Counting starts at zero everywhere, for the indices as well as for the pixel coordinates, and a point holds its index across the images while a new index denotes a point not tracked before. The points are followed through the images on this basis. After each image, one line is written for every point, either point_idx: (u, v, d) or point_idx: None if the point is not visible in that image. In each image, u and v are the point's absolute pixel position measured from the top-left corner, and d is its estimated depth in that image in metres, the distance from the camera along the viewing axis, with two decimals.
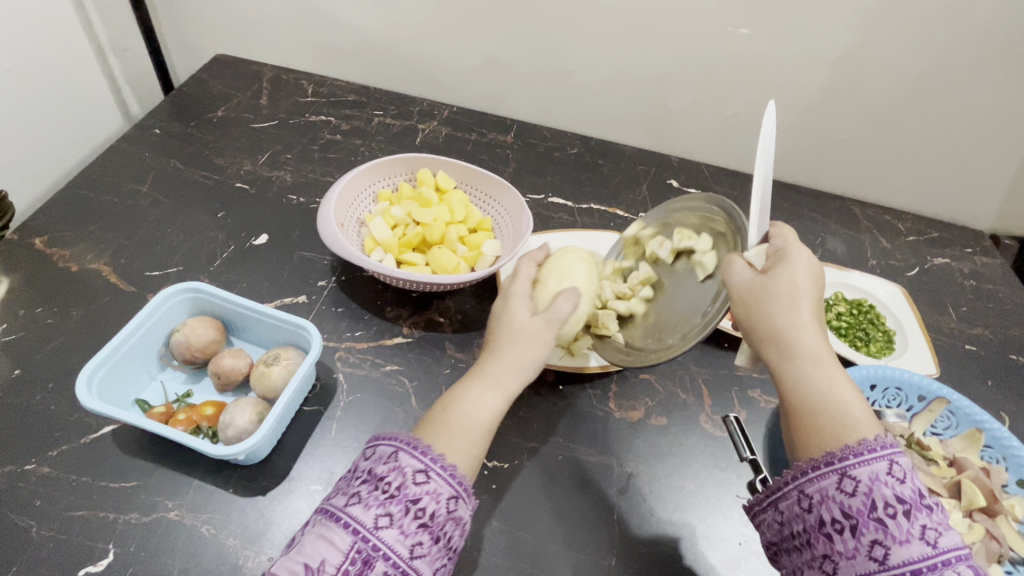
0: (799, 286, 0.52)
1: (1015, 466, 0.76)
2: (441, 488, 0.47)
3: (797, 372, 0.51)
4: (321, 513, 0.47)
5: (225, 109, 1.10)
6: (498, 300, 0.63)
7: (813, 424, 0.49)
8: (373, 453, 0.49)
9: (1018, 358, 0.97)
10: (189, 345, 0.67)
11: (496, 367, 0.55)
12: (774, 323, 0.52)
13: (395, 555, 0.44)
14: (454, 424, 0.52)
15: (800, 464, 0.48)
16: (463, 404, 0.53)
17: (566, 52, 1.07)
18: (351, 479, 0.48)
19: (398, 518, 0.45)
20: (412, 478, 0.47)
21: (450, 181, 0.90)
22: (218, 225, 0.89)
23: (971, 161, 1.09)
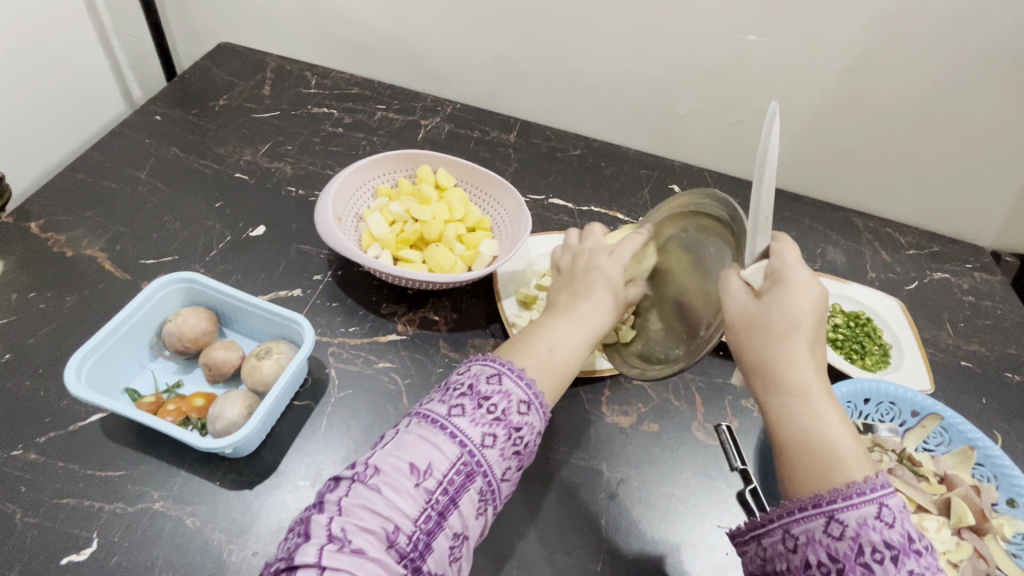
0: (795, 314, 0.50)
1: (1006, 486, 0.75)
2: (536, 423, 0.51)
3: (783, 407, 0.49)
4: (422, 419, 0.48)
5: (228, 98, 1.10)
6: (593, 261, 0.64)
7: (800, 460, 0.47)
8: (476, 369, 0.52)
9: (1014, 375, 0.97)
10: (181, 335, 0.67)
11: (592, 314, 0.59)
12: (762, 354, 0.51)
13: (491, 474, 0.48)
14: (557, 363, 0.55)
15: (790, 501, 0.47)
16: (563, 345, 0.57)
17: (573, 52, 1.07)
18: (451, 389, 0.50)
19: (500, 441, 0.48)
20: (516, 406, 0.50)
21: (450, 178, 0.89)
22: (216, 215, 0.89)
23: (975, 176, 1.09)
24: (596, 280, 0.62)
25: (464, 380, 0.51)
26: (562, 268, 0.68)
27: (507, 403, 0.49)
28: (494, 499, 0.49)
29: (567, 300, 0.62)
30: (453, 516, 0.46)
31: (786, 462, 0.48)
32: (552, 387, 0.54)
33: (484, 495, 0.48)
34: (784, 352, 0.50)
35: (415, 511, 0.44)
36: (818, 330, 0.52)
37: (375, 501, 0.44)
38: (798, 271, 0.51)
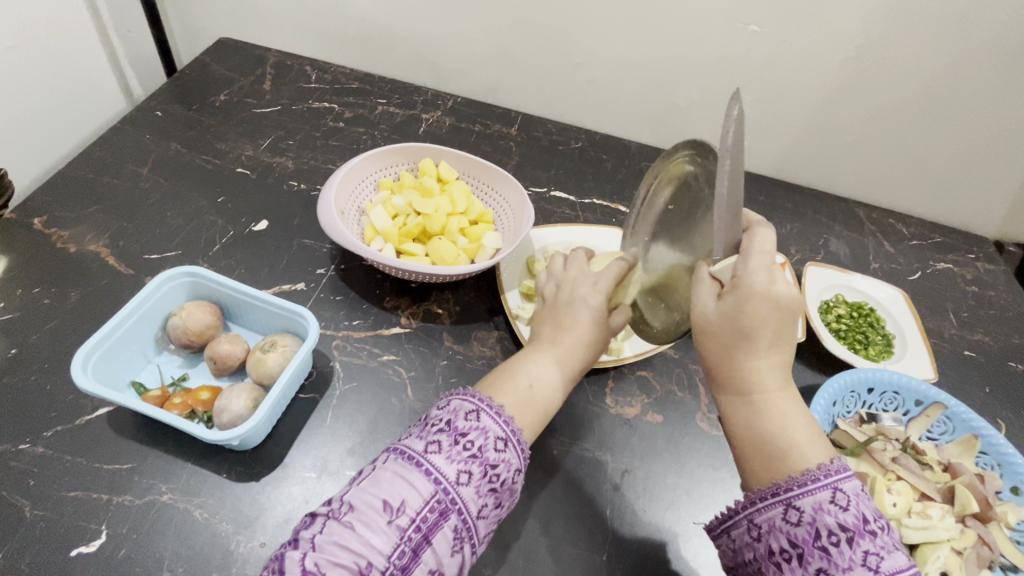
0: (745, 323, 0.49)
1: (1011, 473, 0.75)
2: (513, 459, 0.51)
3: (736, 408, 0.52)
4: (398, 455, 0.49)
5: (228, 93, 1.10)
6: (578, 291, 0.62)
7: (753, 456, 0.50)
8: (455, 405, 0.52)
9: (1017, 365, 0.97)
10: (185, 329, 0.67)
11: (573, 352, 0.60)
12: (716, 362, 0.52)
13: (466, 512, 0.48)
14: (535, 403, 0.58)
15: (749, 493, 0.50)
16: (544, 386, 0.58)
17: (573, 44, 1.06)
18: (431, 426, 0.51)
19: (476, 477, 0.49)
20: (493, 443, 0.50)
21: (452, 172, 0.89)
22: (218, 210, 0.89)
23: (980, 165, 1.08)
24: (579, 315, 0.60)
25: (442, 417, 0.52)
26: (544, 295, 0.66)
27: (484, 440, 0.49)
28: (470, 537, 0.49)
29: (549, 334, 0.62)
30: (425, 554, 0.46)
31: (741, 457, 0.51)
32: (530, 424, 0.56)
33: (459, 532, 0.48)
34: (734, 361, 0.51)
35: (388, 547, 0.45)
36: (780, 325, 0.50)
37: (347, 537, 0.45)
38: (755, 277, 0.48)
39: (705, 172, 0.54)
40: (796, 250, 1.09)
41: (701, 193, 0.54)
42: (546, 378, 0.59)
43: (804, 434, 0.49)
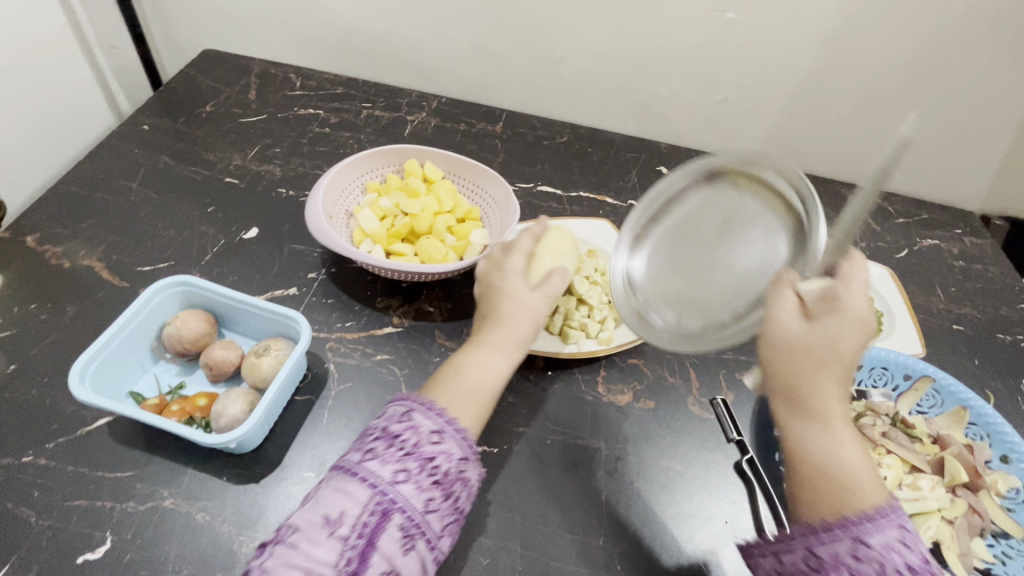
0: (836, 343, 0.50)
1: (999, 442, 0.76)
2: (453, 449, 0.52)
3: (809, 434, 0.50)
4: (338, 470, 0.51)
5: (214, 104, 1.11)
6: (494, 270, 0.68)
7: (822, 484, 0.49)
8: (390, 410, 0.55)
9: (1005, 336, 0.98)
10: (180, 337, 0.68)
11: (496, 334, 0.62)
12: (799, 382, 0.51)
13: (411, 509, 0.49)
14: (468, 389, 0.58)
15: (811, 523, 0.49)
16: (472, 369, 0.60)
17: (553, 40, 1.07)
18: (367, 437, 0.53)
19: (414, 474, 0.50)
20: (428, 438, 0.52)
21: (438, 171, 0.90)
22: (208, 220, 0.90)
23: (962, 140, 1.10)
24: (496, 300, 0.65)
25: (378, 426, 0.54)
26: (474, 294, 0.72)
27: (416, 437, 0.51)
28: (422, 533, 0.49)
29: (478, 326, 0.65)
30: (373, 557, 0.47)
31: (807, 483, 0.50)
32: (468, 412, 0.57)
33: (407, 530, 0.49)
34: (819, 384, 0.50)
35: (334, 556, 0.47)
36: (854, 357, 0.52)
37: (295, 555, 0.47)
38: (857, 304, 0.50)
39: (780, 205, 0.63)
40: None
41: (768, 222, 0.64)
42: (474, 364, 0.60)
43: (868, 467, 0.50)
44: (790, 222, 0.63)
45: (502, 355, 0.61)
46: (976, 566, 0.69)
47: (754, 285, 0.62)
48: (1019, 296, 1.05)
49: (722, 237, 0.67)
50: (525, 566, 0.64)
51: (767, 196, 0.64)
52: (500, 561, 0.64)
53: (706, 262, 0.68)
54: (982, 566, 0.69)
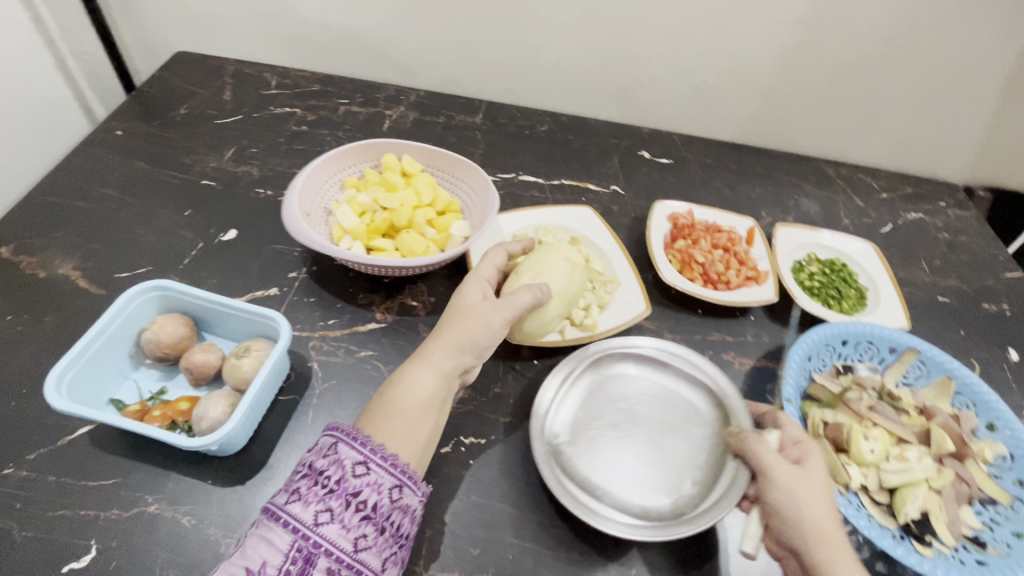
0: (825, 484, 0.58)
1: (985, 411, 0.78)
2: (381, 479, 0.51)
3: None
4: (263, 514, 0.49)
5: (188, 106, 1.09)
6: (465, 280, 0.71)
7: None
8: (316, 445, 0.53)
9: (990, 306, 0.99)
10: (158, 342, 0.67)
11: (436, 349, 0.61)
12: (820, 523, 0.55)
13: (337, 550, 0.47)
14: (392, 404, 0.57)
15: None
16: (405, 382, 0.58)
17: (528, 28, 1.06)
18: (294, 478, 0.51)
19: (339, 512, 0.49)
20: (352, 470, 0.51)
21: (416, 164, 0.90)
22: (187, 224, 0.89)
23: (941, 113, 1.10)
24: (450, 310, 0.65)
25: (306, 463, 0.52)
26: None
27: (338, 472, 0.50)
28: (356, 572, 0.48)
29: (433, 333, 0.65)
30: None
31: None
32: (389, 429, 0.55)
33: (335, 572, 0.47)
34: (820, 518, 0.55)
35: None
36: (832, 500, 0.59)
37: None
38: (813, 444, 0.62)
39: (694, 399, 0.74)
40: (767, 213, 1.10)
41: (688, 412, 0.73)
42: (408, 377, 0.59)
43: None
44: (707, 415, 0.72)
45: (437, 368, 0.60)
46: (964, 533, 0.69)
47: (697, 457, 0.68)
48: (1002, 266, 1.06)
49: (643, 414, 0.72)
50: (516, 555, 0.63)
51: (668, 376, 0.76)
52: (490, 551, 0.63)
53: (636, 438, 0.70)
54: (969, 533, 0.70)
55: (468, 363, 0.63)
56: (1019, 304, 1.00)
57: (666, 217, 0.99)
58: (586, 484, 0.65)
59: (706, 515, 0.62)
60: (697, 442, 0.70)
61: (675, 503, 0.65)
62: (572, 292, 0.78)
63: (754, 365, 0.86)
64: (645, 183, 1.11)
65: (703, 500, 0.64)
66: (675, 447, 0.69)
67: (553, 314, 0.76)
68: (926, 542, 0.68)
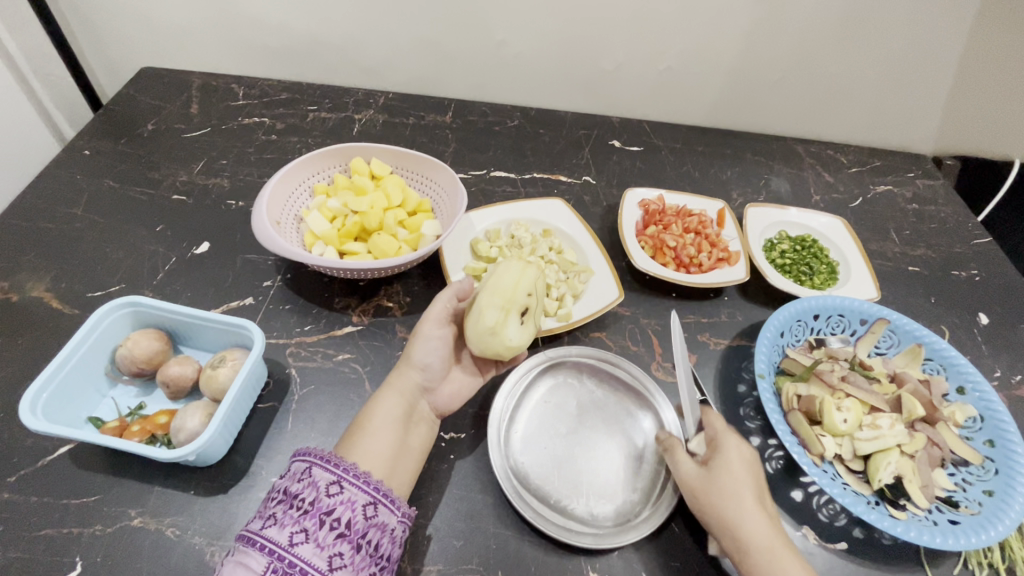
0: (733, 473, 0.59)
1: (954, 374, 0.80)
2: (355, 498, 0.53)
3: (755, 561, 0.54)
4: (239, 539, 0.50)
5: (155, 122, 1.09)
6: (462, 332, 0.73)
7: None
8: (290, 470, 0.54)
9: (960, 273, 1.01)
10: (133, 358, 0.67)
11: (395, 376, 0.66)
12: (721, 516, 0.57)
13: (312, 569, 0.48)
14: (356, 426, 0.62)
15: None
16: (371, 408, 0.64)
17: (492, 23, 1.06)
18: (269, 505, 0.52)
19: (314, 532, 0.49)
20: (325, 491, 0.52)
21: (385, 167, 0.91)
22: (158, 239, 0.89)
23: (904, 85, 1.11)
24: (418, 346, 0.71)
25: (280, 489, 0.53)
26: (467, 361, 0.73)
27: (311, 493, 0.51)
28: None
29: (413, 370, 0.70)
30: None
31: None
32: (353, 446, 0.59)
33: None
34: (733, 514, 0.57)
35: None
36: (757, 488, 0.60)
37: None
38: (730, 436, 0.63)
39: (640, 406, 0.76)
40: (738, 194, 1.11)
41: (634, 418, 0.75)
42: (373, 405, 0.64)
43: None
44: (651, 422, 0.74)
45: (393, 390, 0.65)
46: (937, 495, 0.70)
47: (642, 462, 0.71)
48: (970, 232, 1.08)
49: (589, 421, 0.74)
50: (498, 543, 0.64)
51: (615, 384, 0.78)
52: (473, 541, 0.64)
53: (584, 445, 0.71)
54: (943, 495, 0.71)
55: (419, 378, 0.67)
56: (987, 269, 1.02)
57: (637, 203, 1.00)
58: (542, 494, 0.67)
59: (643, 522, 0.65)
60: (642, 447, 0.72)
61: (620, 509, 0.67)
62: (500, 281, 0.67)
63: (729, 345, 0.88)
64: (616, 172, 1.12)
65: (646, 505, 0.67)
66: (623, 453, 0.71)
67: (481, 305, 0.66)
68: (901, 507, 0.69)
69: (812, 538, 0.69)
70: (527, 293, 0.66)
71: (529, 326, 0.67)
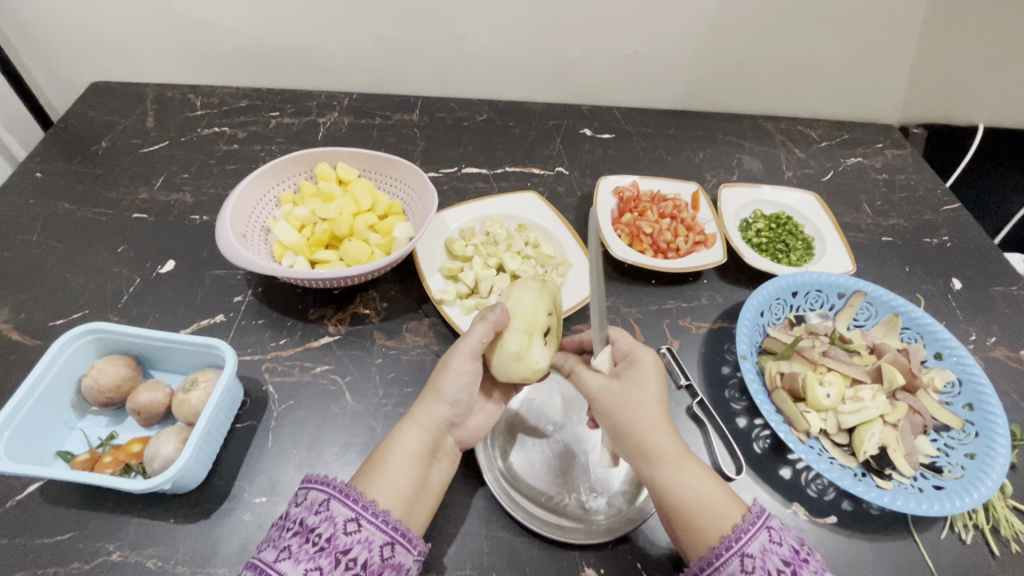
0: (646, 390, 0.59)
1: (931, 341, 0.81)
2: (373, 537, 0.50)
3: (670, 476, 0.55)
4: (248, 569, 0.46)
5: (110, 138, 1.05)
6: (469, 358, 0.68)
7: (694, 520, 0.53)
8: (305, 498, 0.52)
9: (932, 240, 1.02)
10: (99, 387, 0.65)
11: (421, 408, 0.60)
12: (629, 429, 0.58)
13: None
14: (378, 465, 0.55)
15: (698, 555, 0.52)
16: (392, 442, 0.57)
17: (453, 17, 1.04)
18: (282, 535, 0.50)
19: (329, 571, 0.47)
20: (343, 528, 0.50)
21: (351, 170, 0.88)
22: (121, 261, 0.86)
23: (869, 56, 1.12)
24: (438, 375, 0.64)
25: (297, 518, 0.51)
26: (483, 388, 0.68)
27: (331, 528, 0.49)
28: None
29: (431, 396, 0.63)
30: None
31: (676, 513, 0.54)
32: (382, 491, 0.53)
33: None
34: (644, 429, 0.57)
35: None
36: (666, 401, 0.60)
37: None
38: (641, 352, 0.62)
39: None
40: (712, 175, 1.11)
41: None
42: (394, 438, 0.58)
43: (718, 485, 0.55)
44: None
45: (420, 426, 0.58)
46: (921, 462, 0.71)
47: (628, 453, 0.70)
48: (940, 199, 1.10)
49: (569, 415, 0.74)
50: (492, 546, 0.63)
51: None
52: (465, 546, 0.63)
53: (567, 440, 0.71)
54: (926, 461, 0.72)
55: (447, 415, 0.60)
56: (957, 234, 1.03)
57: (611, 191, 0.99)
58: (532, 493, 0.66)
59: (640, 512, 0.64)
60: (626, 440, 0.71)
61: (612, 501, 0.66)
62: (519, 305, 0.63)
63: (711, 328, 0.88)
64: (589, 161, 1.11)
65: (638, 495, 0.67)
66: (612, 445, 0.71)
67: (504, 333, 0.62)
68: (886, 476, 0.69)
69: (802, 514, 0.69)
70: (548, 312, 0.64)
71: (551, 344, 0.65)
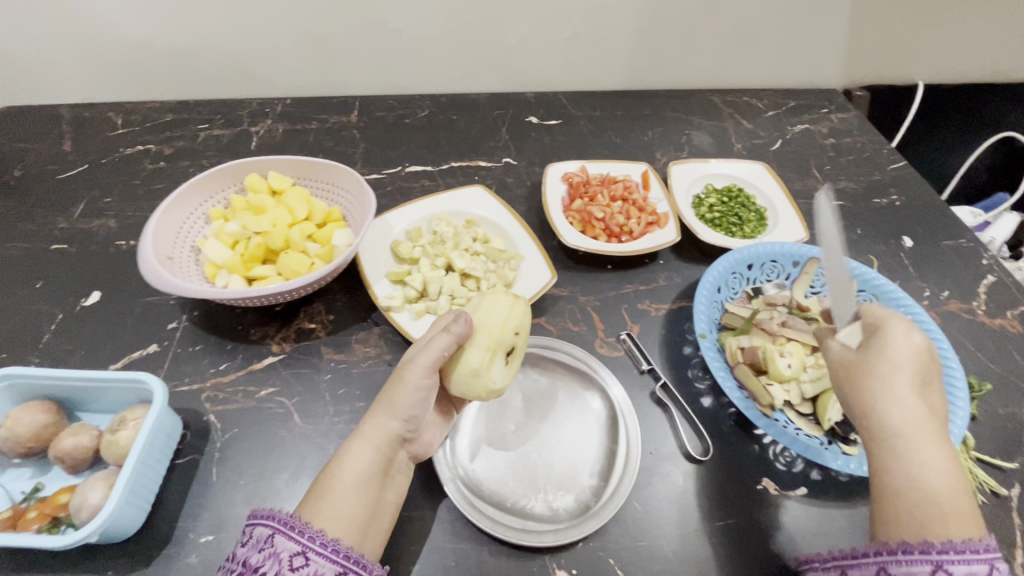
0: (899, 363, 0.52)
1: (886, 300, 0.81)
2: (324, 569, 0.47)
3: (905, 459, 0.48)
4: None
5: (23, 167, 0.98)
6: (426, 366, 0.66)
7: (909, 509, 0.47)
8: (250, 537, 0.49)
9: (881, 200, 1.03)
10: (16, 438, 0.60)
11: (366, 423, 0.57)
12: (863, 399, 0.52)
13: None
14: (326, 488, 0.52)
15: (888, 541, 0.47)
16: (338, 463, 0.54)
17: (382, 11, 0.99)
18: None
19: None
20: (290, 563, 0.46)
21: (285, 179, 0.84)
22: (41, 297, 0.80)
23: (809, 22, 1.10)
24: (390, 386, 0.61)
25: (241, 559, 0.47)
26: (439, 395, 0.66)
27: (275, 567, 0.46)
28: None
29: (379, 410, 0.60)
30: None
31: (888, 497, 0.48)
32: (331, 518, 0.50)
33: None
34: (888, 403, 0.50)
35: None
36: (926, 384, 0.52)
37: None
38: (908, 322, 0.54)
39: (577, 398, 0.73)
40: (662, 153, 1.10)
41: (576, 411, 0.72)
42: (342, 457, 0.54)
43: (959, 487, 0.47)
44: (593, 412, 0.72)
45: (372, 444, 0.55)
46: None
47: (590, 449, 0.69)
48: (886, 159, 1.10)
49: (530, 413, 0.71)
50: (458, 560, 0.60)
51: (549, 374, 0.76)
52: (430, 563, 0.60)
53: (530, 440, 0.69)
54: None
55: (401, 430, 0.57)
56: (905, 192, 1.04)
57: (560, 178, 0.96)
58: (496, 498, 0.64)
59: (609, 505, 0.63)
60: (587, 436, 0.70)
61: (579, 498, 0.65)
62: (488, 318, 0.61)
63: (670, 309, 0.86)
64: (537, 149, 1.09)
65: (606, 489, 0.65)
66: (575, 441, 0.69)
67: (468, 346, 0.59)
68: (851, 442, 0.69)
69: (772, 489, 0.67)
70: (516, 331, 0.62)
71: (512, 365, 0.62)
